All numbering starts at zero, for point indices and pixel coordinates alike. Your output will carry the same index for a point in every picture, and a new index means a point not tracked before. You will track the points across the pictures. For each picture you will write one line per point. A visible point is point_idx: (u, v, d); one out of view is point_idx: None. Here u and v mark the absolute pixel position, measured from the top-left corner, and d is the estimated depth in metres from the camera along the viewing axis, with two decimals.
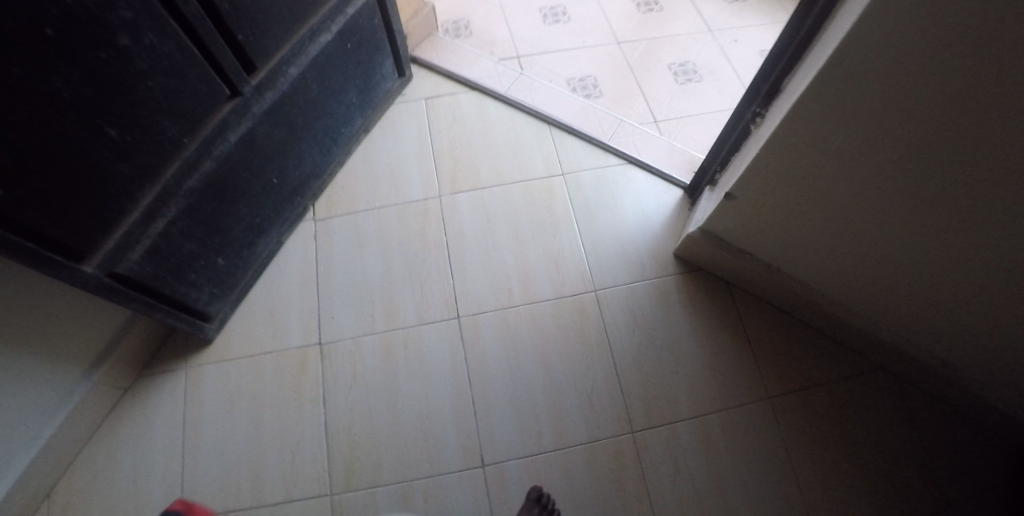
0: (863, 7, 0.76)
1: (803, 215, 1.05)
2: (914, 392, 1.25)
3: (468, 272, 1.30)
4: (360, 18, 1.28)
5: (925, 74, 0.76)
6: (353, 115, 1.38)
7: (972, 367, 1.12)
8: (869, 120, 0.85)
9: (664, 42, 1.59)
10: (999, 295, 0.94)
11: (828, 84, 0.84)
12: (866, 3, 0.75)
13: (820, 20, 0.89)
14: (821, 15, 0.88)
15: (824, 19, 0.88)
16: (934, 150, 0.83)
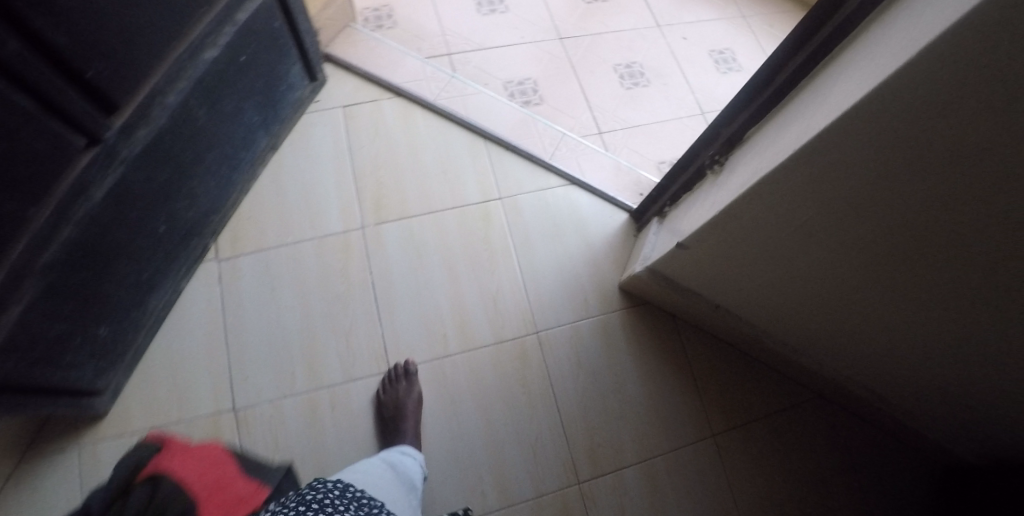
0: (854, 87, 0.65)
1: (756, 271, 0.98)
2: (851, 419, 1.25)
3: (397, 316, 1.17)
4: (256, 21, 1.05)
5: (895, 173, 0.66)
6: (257, 135, 1.19)
7: (910, 407, 1.12)
8: (829, 204, 0.76)
9: (610, 38, 1.46)
10: (952, 361, 0.90)
11: (799, 162, 0.74)
12: (858, 83, 0.64)
13: (798, 76, 0.79)
14: (800, 70, 0.78)
15: (804, 76, 0.78)
16: (891, 244, 0.75)
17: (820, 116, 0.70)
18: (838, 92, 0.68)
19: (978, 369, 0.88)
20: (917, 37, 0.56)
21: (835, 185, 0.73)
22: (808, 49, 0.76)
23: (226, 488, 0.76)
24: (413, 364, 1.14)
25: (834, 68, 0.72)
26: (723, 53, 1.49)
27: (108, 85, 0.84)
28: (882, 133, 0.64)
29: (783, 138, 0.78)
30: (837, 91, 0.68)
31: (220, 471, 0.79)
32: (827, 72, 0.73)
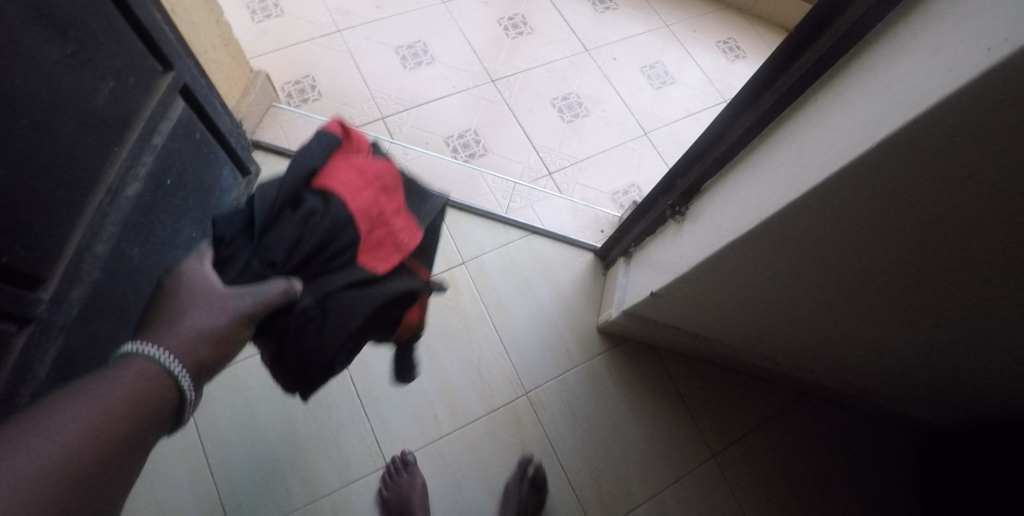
0: (825, 156, 0.64)
1: (733, 307, 0.99)
2: (837, 408, 1.28)
3: (384, 405, 1.14)
4: (178, 137, 0.98)
5: (873, 216, 0.67)
6: (199, 249, 1.12)
7: (890, 391, 1.16)
8: (801, 247, 0.76)
9: (541, 72, 1.44)
10: (930, 350, 0.93)
11: (771, 221, 0.74)
12: (829, 152, 0.64)
13: (756, 129, 0.79)
14: (760, 124, 0.78)
15: (763, 130, 0.78)
16: (869, 275, 0.76)
17: (793, 178, 0.70)
18: (811, 152, 0.67)
19: (954, 355, 0.92)
20: (896, 108, 0.55)
21: (808, 234, 0.73)
22: (763, 104, 0.76)
23: (383, 222, 0.71)
24: (411, 453, 1.10)
25: (800, 122, 0.71)
26: (654, 68, 1.52)
27: (30, 262, 0.78)
28: (855, 186, 0.64)
29: (752, 194, 0.78)
30: (807, 153, 0.68)
31: (379, 180, 0.73)
32: (789, 127, 0.73)
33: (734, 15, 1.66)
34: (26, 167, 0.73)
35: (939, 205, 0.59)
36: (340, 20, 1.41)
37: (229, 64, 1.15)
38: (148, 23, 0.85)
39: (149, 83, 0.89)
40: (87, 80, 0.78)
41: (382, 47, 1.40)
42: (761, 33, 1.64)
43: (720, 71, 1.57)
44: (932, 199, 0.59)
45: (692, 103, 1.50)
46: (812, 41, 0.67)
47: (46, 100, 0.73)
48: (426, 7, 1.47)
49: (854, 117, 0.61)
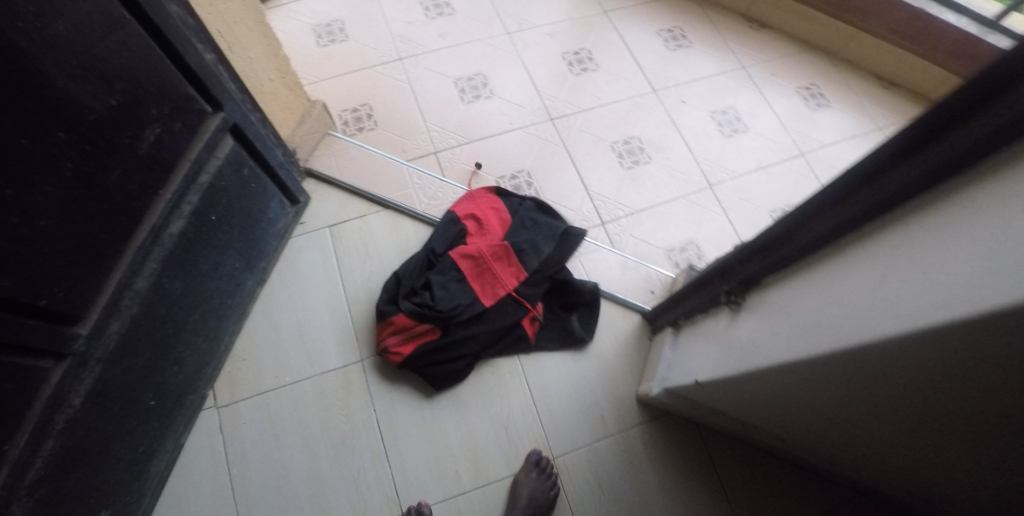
0: (906, 290, 0.56)
1: (785, 414, 0.89)
2: None
3: (409, 453, 1.12)
4: (224, 175, 0.99)
5: (947, 377, 0.56)
6: (242, 279, 1.13)
7: None
8: (860, 390, 0.67)
9: (604, 112, 1.40)
10: None
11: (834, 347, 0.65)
12: (913, 288, 0.55)
13: (829, 240, 0.71)
14: (831, 236, 0.70)
15: (834, 244, 0.71)
16: (942, 436, 0.65)
17: (866, 304, 0.61)
18: (875, 292, 0.60)
19: None
20: (981, 277, 0.49)
21: (868, 378, 0.64)
22: (835, 216, 0.69)
23: (493, 278, 1.15)
24: (428, 505, 1.08)
25: (882, 242, 0.62)
26: (726, 113, 1.43)
27: (68, 304, 0.80)
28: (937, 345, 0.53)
29: (812, 313, 0.71)
30: (884, 285, 0.59)
31: (494, 254, 1.15)
32: (857, 251, 0.66)
33: (820, 58, 1.53)
34: (70, 214, 0.75)
35: (1018, 392, 0.51)
36: (401, 47, 1.44)
37: (286, 96, 1.16)
38: (198, 67, 0.86)
39: (197, 124, 0.90)
40: (132, 128, 0.79)
41: (442, 78, 1.40)
42: (848, 80, 1.50)
43: (798, 118, 1.45)
44: (1009, 384, 0.51)
45: (764, 155, 1.39)
46: (910, 155, 0.58)
47: (91, 150, 0.75)
48: (490, 38, 1.47)
49: (926, 268, 0.54)
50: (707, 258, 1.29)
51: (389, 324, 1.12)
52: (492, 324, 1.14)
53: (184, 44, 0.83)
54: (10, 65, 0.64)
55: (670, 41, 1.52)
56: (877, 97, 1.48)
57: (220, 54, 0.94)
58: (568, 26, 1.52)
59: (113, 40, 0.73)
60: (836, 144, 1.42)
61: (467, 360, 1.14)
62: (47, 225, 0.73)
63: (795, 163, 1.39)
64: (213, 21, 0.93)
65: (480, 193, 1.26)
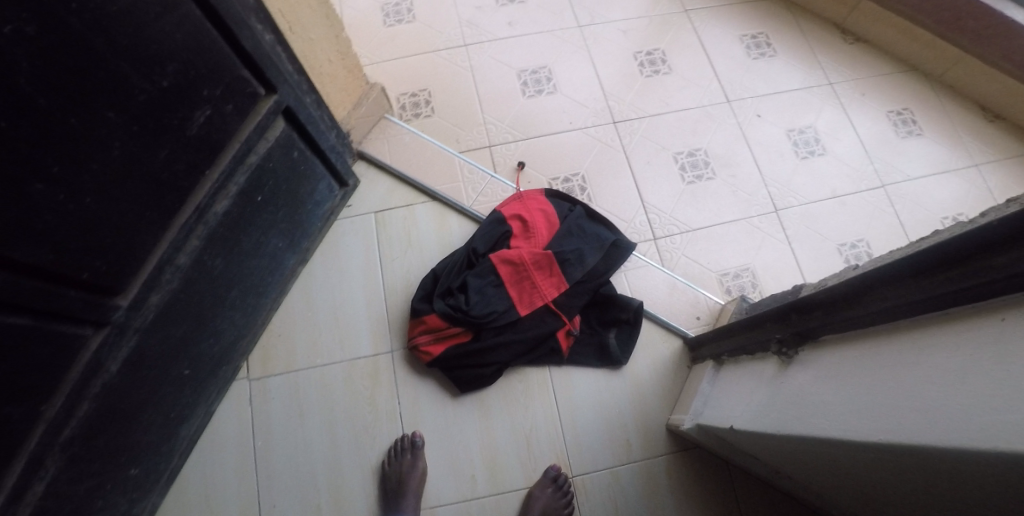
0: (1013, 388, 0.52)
1: (831, 473, 0.82)
2: None
3: (428, 450, 1.11)
4: (273, 156, 0.99)
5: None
6: (285, 258, 1.15)
7: None
8: (931, 474, 0.63)
9: (672, 120, 1.33)
10: None
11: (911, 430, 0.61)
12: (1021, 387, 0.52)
13: (900, 314, 0.68)
14: (905, 310, 0.67)
15: (905, 319, 0.68)
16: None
17: (959, 391, 0.57)
18: (971, 381, 0.56)
19: None
20: None
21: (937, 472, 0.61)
22: (913, 292, 0.65)
23: (532, 288, 1.11)
24: (421, 437, 1.11)
25: (977, 328, 0.58)
26: (803, 133, 1.33)
27: (110, 278, 0.82)
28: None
29: (876, 390, 0.68)
30: (982, 377, 0.55)
31: (537, 264, 1.11)
32: (933, 334, 0.63)
33: (920, 81, 1.39)
34: (115, 191, 0.78)
35: None
36: (468, 33, 1.41)
37: (345, 77, 1.15)
38: (254, 49, 0.86)
39: (248, 107, 0.91)
40: (182, 109, 0.80)
41: (506, 69, 1.37)
42: (945, 109, 1.37)
43: (883, 146, 1.33)
44: None
45: (840, 184, 1.29)
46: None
47: (139, 130, 0.77)
48: (560, 30, 1.42)
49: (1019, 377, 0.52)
50: (762, 288, 1.21)
51: (420, 322, 1.13)
52: (526, 332, 1.12)
53: (240, 27, 0.83)
54: (63, 47, 0.66)
55: (753, 50, 1.42)
56: (976, 131, 1.34)
57: (280, 36, 0.93)
58: (643, 23, 1.44)
59: (167, 22, 0.74)
60: (923, 178, 1.29)
61: (496, 367, 1.12)
62: (92, 201, 0.76)
63: (874, 196, 1.28)
64: (277, 3, 0.92)
65: (530, 194, 1.22)
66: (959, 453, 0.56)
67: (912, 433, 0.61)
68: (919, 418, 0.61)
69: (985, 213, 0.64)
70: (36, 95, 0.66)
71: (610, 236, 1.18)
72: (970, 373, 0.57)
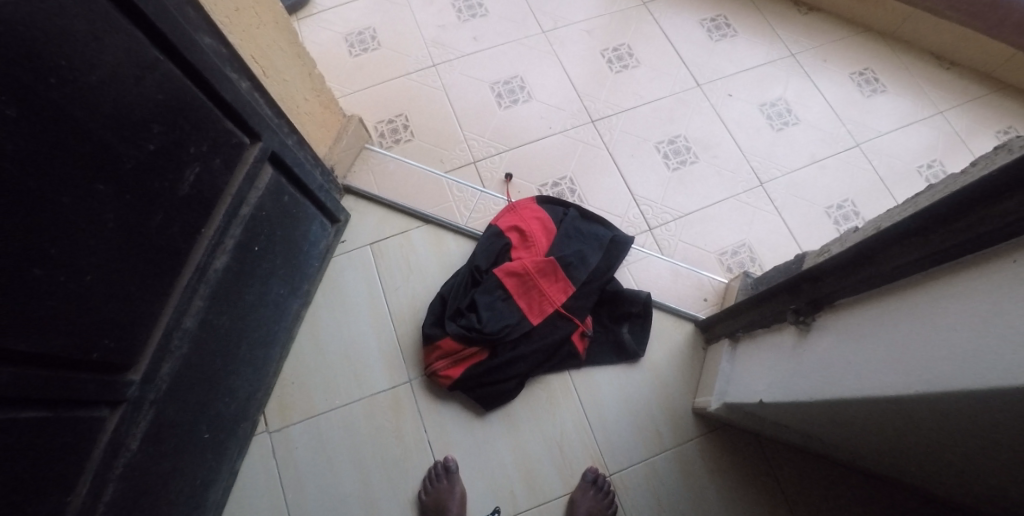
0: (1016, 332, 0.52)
1: (862, 439, 0.84)
2: None
3: (463, 473, 1.10)
4: (265, 204, 0.97)
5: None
6: (288, 304, 1.13)
7: None
8: (958, 432, 0.64)
9: (648, 111, 1.40)
10: None
11: (926, 388, 0.61)
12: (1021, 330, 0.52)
13: (915, 269, 0.67)
14: (920, 265, 0.66)
15: (920, 273, 0.67)
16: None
17: (965, 339, 0.58)
18: (979, 331, 0.56)
19: None
20: None
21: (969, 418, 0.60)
22: (927, 246, 0.65)
23: (540, 296, 1.11)
24: (454, 460, 1.10)
25: (981, 277, 0.58)
26: (775, 106, 1.42)
27: (119, 355, 0.79)
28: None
29: (897, 347, 0.67)
30: (989, 326, 0.55)
31: (541, 272, 1.11)
32: (950, 283, 0.62)
33: (875, 41, 1.52)
34: (114, 264, 0.75)
35: None
36: (435, 53, 1.45)
37: (322, 114, 1.14)
38: (234, 99, 0.84)
39: (236, 158, 0.88)
40: (171, 170, 0.78)
41: (479, 83, 1.41)
42: (904, 63, 1.49)
43: (852, 106, 1.44)
44: None
45: (816, 149, 1.38)
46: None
47: (132, 198, 0.74)
48: (526, 38, 1.48)
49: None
50: (760, 261, 1.26)
51: (435, 348, 1.11)
52: (541, 341, 1.11)
53: (220, 79, 0.81)
54: (48, 125, 0.63)
55: (714, 32, 1.52)
56: (937, 78, 1.48)
57: (256, 82, 0.91)
58: (604, 21, 1.51)
59: (147, 84, 0.72)
60: (893, 132, 1.40)
61: (517, 380, 1.11)
62: (92, 278, 0.73)
63: (850, 155, 1.37)
64: (249, 48, 0.91)
65: (523, 204, 1.23)
66: (982, 407, 0.57)
67: (940, 383, 0.59)
68: (928, 373, 0.61)
69: (977, 163, 0.64)
70: (27, 178, 0.63)
71: (607, 233, 1.19)
72: (990, 316, 0.55)
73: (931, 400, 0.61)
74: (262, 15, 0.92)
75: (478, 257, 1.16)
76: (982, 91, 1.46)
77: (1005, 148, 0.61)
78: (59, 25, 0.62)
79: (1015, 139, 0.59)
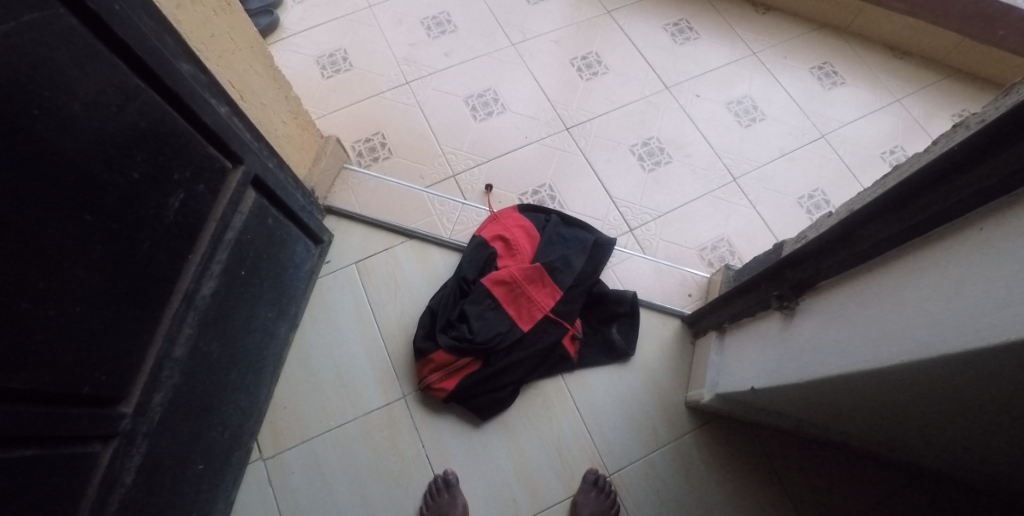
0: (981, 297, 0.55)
1: (852, 417, 0.86)
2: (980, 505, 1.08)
3: (464, 484, 1.10)
4: (249, 227, 0.97)
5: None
6: (277, 327, 1.12)
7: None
8: (941, 400, 0.66)
9: (620, 115, 1.43)
10: None
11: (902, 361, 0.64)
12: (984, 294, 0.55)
13: (891, 244, 0.71)
14: (896, 240, 0.70)
15: (897, 248, 0.70)
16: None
17: (937, 308, 0.61)
18: (950, 299, 0.59)
19: None
20: None
21: (948, 384, 0.62)
22: (901, 222, 0.68)
23: (528, 302, 1.12)
24: (453, 473, 1.09)
25: (951, 248, 0.61)
26: (741, 103, 1.47)
27: (111, 387, 0.78)
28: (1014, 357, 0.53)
29: (877, 320, 0.69)
30: (957, 293, 0.58)
31: (528, 278, 1.13)
32: (923, 255, 0.65)
33: (832, 36, 1.59)
34: (102, 295, 0.74)
35: None
36: (407, 70, 1.47)
37: (300, 136, 1.15)
38: (215, 124, 0.85)
39: (219, 183, 0.88)
40: (156, 198, 0.78)
41: (453, 97, 1.43)
42: (861, 55, 1.56)
43: (814, 99, 1.49)
44: None
45: (785, 142, 1.43)
46: (987, 157, 0.58)
47: (118, 228, 0.74)
48: (496, 51, 1.50)
49: (1003, 277, 0.53)
50: (739, 254, 1.30)
51: (428, 361, 1.12)
52: (532, 347, 1.12)
53: (201, 105, 0.82)
54: (33, 157, 0.63)
55: (678, 35, 1.57)
56: (893, 68, 1.54)
57: (234, 106, 0.92)
58: (571, 31, 1.55)
59: (129, 112, 0.72)
60: (856, 122, 1.46)
61: (511, 387, 1.12)
62: (81, 310, 0.72)
63: (818, 146, 1.42)
64: (226, 73, 0.91)
65: (505, 213, 1.24)
66: (960, 375, 0.59)
67: (915, 351, 0.62)
68: (903, 344, 0.64)
69: (939, 141, 0.66)
70: (14, 211, 0.62)
71: (590, 236, 1.21)
72: (962, 282, 0.58)
73: (908, 370, 0.63)
74: (237, 40, 0.93)
75: (464, 268, 1.17)
76: (935, 77, 1.53)
77: (964, 124, 0.63)
78: (40, 56, 0.62)
79: (973, 116, 0.61)
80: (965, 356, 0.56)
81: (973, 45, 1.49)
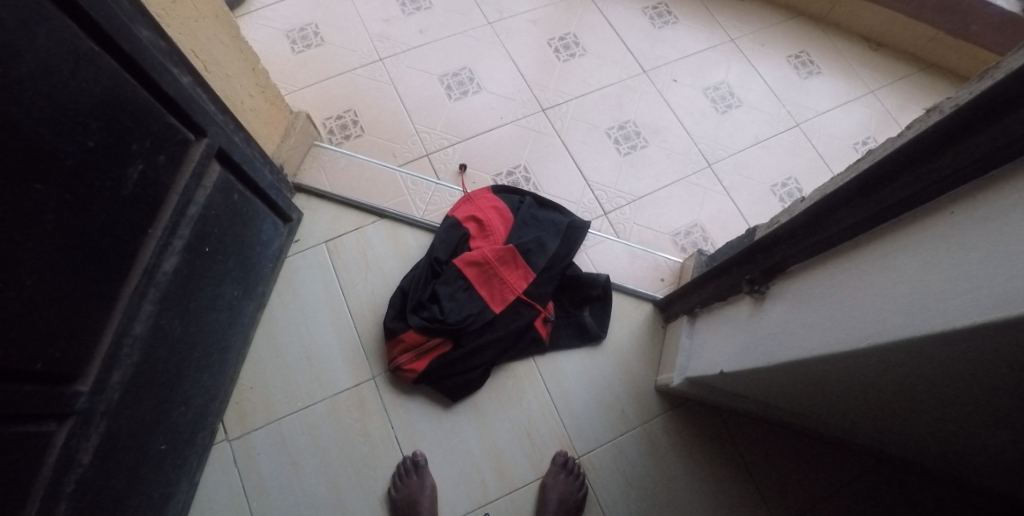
0: (947, 280, 0.56)
1: (815, 400, 0.87)
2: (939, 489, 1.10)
3: (434, 466, 1.09)
4: (214, 202, 0.94)
5: (982, 365, 0.56)
6: (242, 306, 1.10)
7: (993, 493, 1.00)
8: (902, 382, 0.67)
9: (596, 98, 1.42)
10: None
11: (866, 344, 0.64)
12: (951, 277, 0.55)
13: (861, 228, 0.71)
14: (866, 223, 0.70)
15: (868, 231, 0.70)
16: (980, 409, 0.65)
17: (903, 291, 0.61)
18: (917, 282, 0.60)
19: None
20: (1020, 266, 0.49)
21: (908, 365, 0.63)
22: (872, 205, 0.68)
23: (501, 284, 1.12)
24: (422, 454, 1.09)
25: (919, 233, 0.62)
26: (718, 90, 1.47)
27: (66, 364, 0.75)
28: (970, 339, 0.54)
29: (846, 304, 0.70)
30: (924, 277, 0.59)
31: (500, 260, 1.12)
32: (893, 239, 0.66)
33: (808, 25, 1.59)
34: (55, 268, 0.71)
35: None
36: (380, 47, 1.44)
37: (267, 110, 1.12)
38: (176, 94, 0.82)
39: (181, 155, 0.86)
40: (113, 167, 0.75)
41: (427, 76, 1.41)
42: (836, 45, 1.57)
43: (790, 88, 1.50)
44: None
45: (760, 130, 1.43)
46: (961, 141, 0.58)
47: (73, 199, 0.71)
48: (472, 29, 1.48)
49: (972, 260, 0.54)
50: (712, 240, 1.31)
51: (398, 342, 1.11)
52: (504, 329, 1.12)
53: (161, 73, 0.79)
54: None
55: (656, 19, 1.56)
56: (868, 59, 1.56)
57: (197, 76, 0.88)
58: (549, 11, 1.53)
59: (82, 77, 0.69)
60: (831, 112, 1.47)
61: (482, 369, 1.11)
62: (33, 284, 0.69)
63: (792, 134, 1.43)
64: (188, 42, 0.88)
65: (479, 194, 1.23)
66: (921, 356, 0.60)
67: (881, 333, 0.62)
68: (869, 327, 0.64)
69: (910, 125, 0.65)
70: None
71: (563, 219, 1.21)
72: (931, 265, 0.58)
73: (873, 352, 0.64)
74: (201, 8, 0.90)
75: (436, 248, 1.16)
76: (908, 70, 1.55)
77: (936, 109, 0.62)
78: None
79: (946, 100, 0.61)
80: (930, 337, 0.57)
81: (947, 39, 1.51)
